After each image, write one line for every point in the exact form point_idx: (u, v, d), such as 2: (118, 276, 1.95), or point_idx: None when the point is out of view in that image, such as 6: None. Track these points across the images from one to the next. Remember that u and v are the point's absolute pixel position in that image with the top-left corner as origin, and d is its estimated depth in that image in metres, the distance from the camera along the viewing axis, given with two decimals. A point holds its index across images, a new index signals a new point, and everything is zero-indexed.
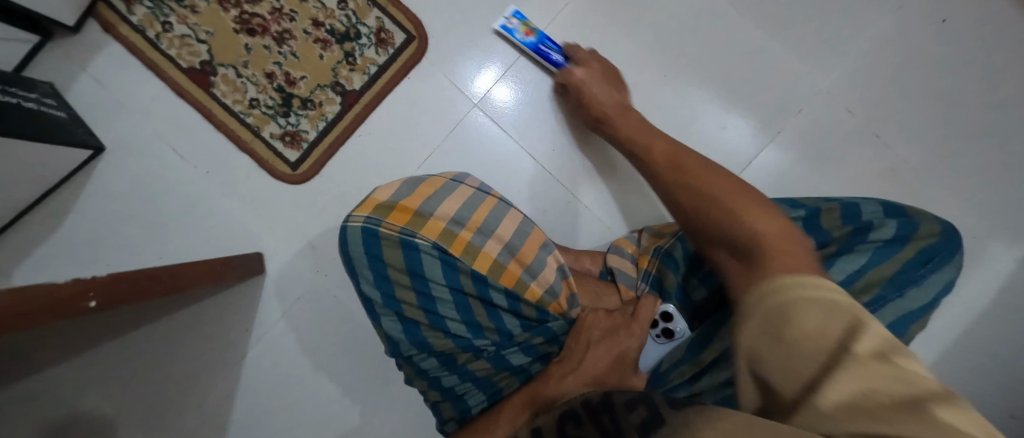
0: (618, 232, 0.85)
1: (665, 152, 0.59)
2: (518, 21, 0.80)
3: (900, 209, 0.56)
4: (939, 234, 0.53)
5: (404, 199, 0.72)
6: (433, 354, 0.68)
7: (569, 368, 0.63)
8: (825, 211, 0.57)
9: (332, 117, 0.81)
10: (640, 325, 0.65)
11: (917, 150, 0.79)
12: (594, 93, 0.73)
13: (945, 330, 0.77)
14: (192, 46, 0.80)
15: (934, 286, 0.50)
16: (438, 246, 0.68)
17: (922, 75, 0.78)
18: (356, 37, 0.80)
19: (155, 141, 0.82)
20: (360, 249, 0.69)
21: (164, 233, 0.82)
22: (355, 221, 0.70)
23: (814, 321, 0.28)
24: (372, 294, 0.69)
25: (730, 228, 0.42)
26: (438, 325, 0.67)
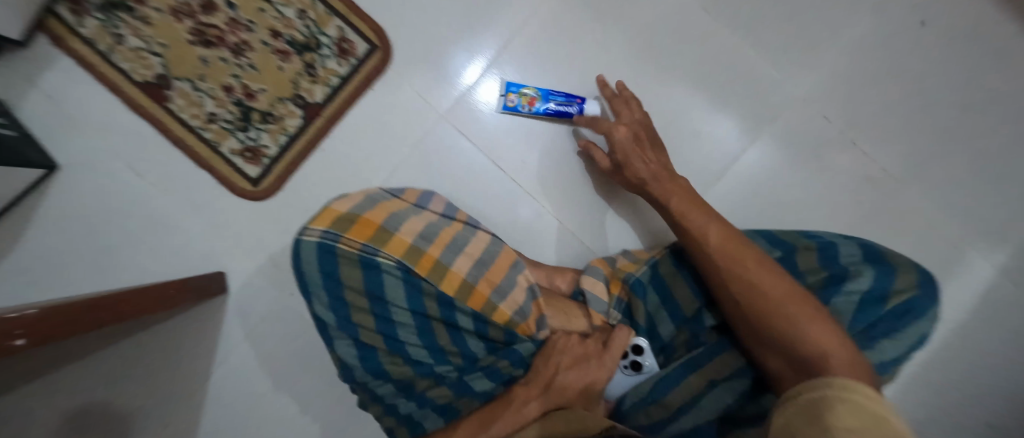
0: (591, 246, 0.82)
1: (728, 244, 0.53)
2: (516, 94, 0.77)
3: (880, 256, 0.56)
4: (917, 288, 0.52)
5: (367, 213, 0.68)
6: (391, 381, 0.64)
7: (531, 395, 0.60)
8: (803, 250, 0.59)
9: (294, 131, 0.78)
10: (613, 355, 0.61)
11: (902, 158, 0.76)
12: (641, 158, 0.65)
13: (932, 342, 0.74)
14: (146, 59, 0.77)
15: (906, 341, 0.50)
16: (401, 265, 0.64)
17: (898, 80, 0.76)
18: (316, 48, 0.78)
19: (112, 158, 0.78)
20: (315, 267, 0.65)
21: (123, 255, 0.78)
22: (311, 236, 0.66)
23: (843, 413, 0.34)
24: (325, 316, 0.65)
25: (795, 338, 0.45)
26: (398, 351, 0.63)
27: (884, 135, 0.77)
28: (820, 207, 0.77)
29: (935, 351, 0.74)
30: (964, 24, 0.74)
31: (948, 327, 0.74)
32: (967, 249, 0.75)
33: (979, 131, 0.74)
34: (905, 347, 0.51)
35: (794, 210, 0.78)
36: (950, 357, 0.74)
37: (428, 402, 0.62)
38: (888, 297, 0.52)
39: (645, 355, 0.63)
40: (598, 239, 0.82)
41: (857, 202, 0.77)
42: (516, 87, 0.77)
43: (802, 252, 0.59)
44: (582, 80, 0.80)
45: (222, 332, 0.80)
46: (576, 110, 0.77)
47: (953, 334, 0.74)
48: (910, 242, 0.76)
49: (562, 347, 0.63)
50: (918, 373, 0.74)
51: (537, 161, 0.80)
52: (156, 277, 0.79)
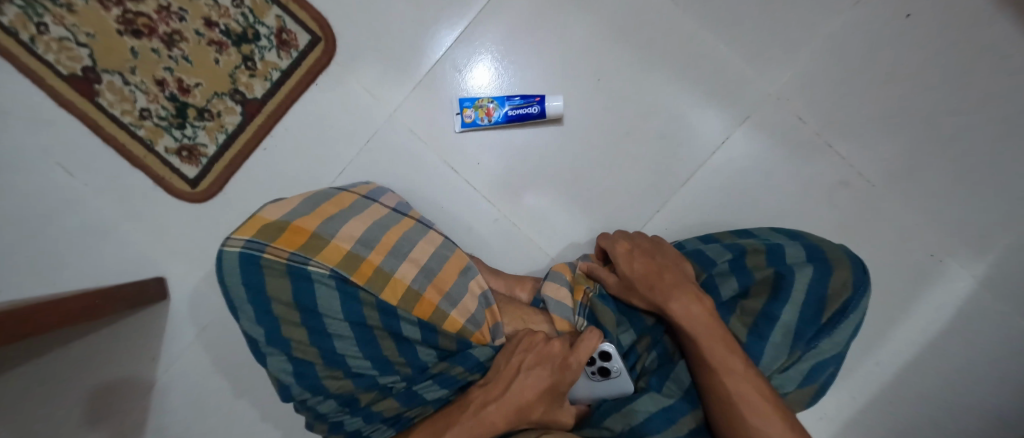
0: (553, 252, 0.76)
1: (731, 357, 0.47)
2: (472, 108, 0.74)
3: (824, 252, 0.53)
4: (851, 286, 0.50)
5: (299, 219, 0.57)
6: (332, 398, 0.53)
7: (490, 396, 0.53)
8: (751, 252, 0.56)
9: (233, 129, 0.74)
10: (578, 361, 0.53)
11: (879, 161, 0.72)
12: (650, 284, 0.54)
13: (902, 355, 0.70)
14: (71, 50, 0.71)
15: (842, 340, 0.50)
16: (337, 273, 0.53)
17: (878, 78, 0.71)
18: (254, 39, 0.73)
19: (41, 156, 0.73)
20: (238, 280, 0.52)
21: (56, 259, 0.73)
22: (233, 246, 0.53)
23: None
24: (252, 332, 0.52)
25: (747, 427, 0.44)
26: (339, 365, 0.53)
27: (860, 136, 0.72)
28: (793, 212, 0.73)
29: (906, 365, 0.70)
30: (951, 16, 0.68)
31: (921, 340, 0.70)
32: (945, 258, 0.70)
33: (962, 133, 0.70)
34: (842, 344, 0.50)
35: (763, 215, 0.74)
36: (923, 371, 0.70)
37: (376, 417, 0.54)
38: (829, 298, 0.50)
39: (614, 360, 0.55)
40: (562, 245, 0.76)
41: (831, 207, 0.72)
42: (470, 100, 0.74)
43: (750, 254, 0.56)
44: (540, 73, 0.75)
45: (165, 340, 0.77)
46: (539, 110, 0.72)
47: (926, 347, 0.70)
48: (885, 250, 0.72)
49: (524, 346, 0.56)
50: (888, 386, 0.71)
51: (493, 162, 0.76)
52: (92, 282, 0.74)
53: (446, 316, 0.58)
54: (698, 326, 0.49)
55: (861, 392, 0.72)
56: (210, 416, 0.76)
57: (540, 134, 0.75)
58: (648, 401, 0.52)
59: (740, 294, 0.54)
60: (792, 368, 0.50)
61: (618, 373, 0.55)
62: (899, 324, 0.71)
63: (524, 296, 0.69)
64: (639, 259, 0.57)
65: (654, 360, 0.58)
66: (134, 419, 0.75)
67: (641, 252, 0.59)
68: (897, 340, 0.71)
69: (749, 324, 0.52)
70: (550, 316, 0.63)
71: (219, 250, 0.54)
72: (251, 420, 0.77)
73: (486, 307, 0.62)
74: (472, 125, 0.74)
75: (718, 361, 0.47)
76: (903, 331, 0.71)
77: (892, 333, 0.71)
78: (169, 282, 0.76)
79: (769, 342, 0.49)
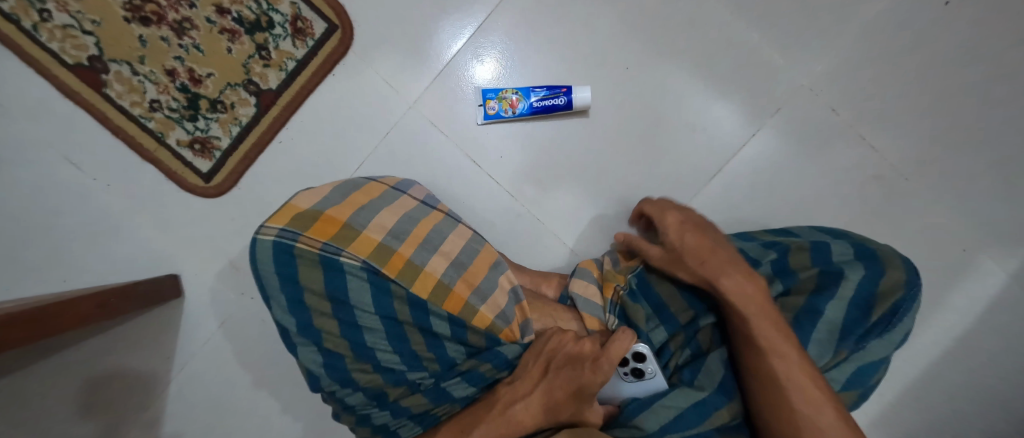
0: (577, 247, 0.75)
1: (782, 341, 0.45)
2: (495, 99, 0.71)
3: (872, 252, 0.52)
4: (905, 287, 0.48)
5: (331, 208, 0.55)
6: (360, 391, 0.52)
7: (518, 394, 0.52)
8: (795, 250, 0.54)
9: (247, 121, 0.71)
10: (612, 360, 0.50)
11: (912, 153, 0.70)
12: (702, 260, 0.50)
13: (933, 352, 0.69)
14: (77, 38, 0.68)
15: (892, 342, 0.49)
16: (369, 266, 0.52)
17: (914, 67, 0.69)
18: (268, 27, 0.70)
19: (47, 149, 0.70)
20: (272, 269, 0.51)
21: (64, 256, 0.71)
22: (266, 235, 0.52)
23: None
24: (285, 321, 0.51)
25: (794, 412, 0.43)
26: (368, 358, 0.51)
27: (894, 129, 0.70)
28: (823, 205, 0.71)
29: (936, 361, 0.69)
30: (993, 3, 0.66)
31: (952, 336, 0.69)
32: (978, 253, 0.69)
33: (1002, 124, 0.67)
34: (891, 346, 0.49)
35: (793, 208, 0.72)
36: (955, 368, 0.68)
37: (403, 412, 0.53)
38: (878, 297, 0.48)
39: (648, 361, 0.54)
40: (587, 240, 0.74)
41: (862, 202, 0.71)
42: (493, 91, 0.71)
43: (793, 252, 0.54)
44: (565, 62, 0.72)
45: (179, 337, 0.75)
46: (565, 101, 0.70)
47: (957, 344, 0.69)
48: (915, 244, 0.70)
49: (554, 344, 0.54)
50: (917, 383, 0.70)
51: (516, 154, 0.73)
52: (103, 280, 0.72)
53: (475, 311, 0.55)
54: (750, 305, 0.47)
55: (889, 389, 0.71)
56: (227, 415, 0.75)
57: (565, 126, 0.73)
58: (678, 397, 0.51)
59: (783, 292, 0.53)
60: (835, 368, 0.49)
61: (653, 375, 0.54)
62: (929, 320, 0.69)
63: (551, 292, 0.68)
64: (690, 232, 0.53)
65: (687, 358, 0.56)
66: (149, 419, 0.73)
67: (690, 223, 0.54)
68: (928, 337, 0.69)
69: (789, 319, 0.50)
70: (580, 314, 0.61)
71: (253, 237, 0.53)
72: (269, 419, 0.75)
73: (516, 303, 0.59)
74: (495, 118, 0.72)
75: (769, 343, 0.45)
76: (934, 327, 0.69)
77: (922, 330, 0.70)
78: (184, 279, 0.74)
79: (813, 338, 0.48)
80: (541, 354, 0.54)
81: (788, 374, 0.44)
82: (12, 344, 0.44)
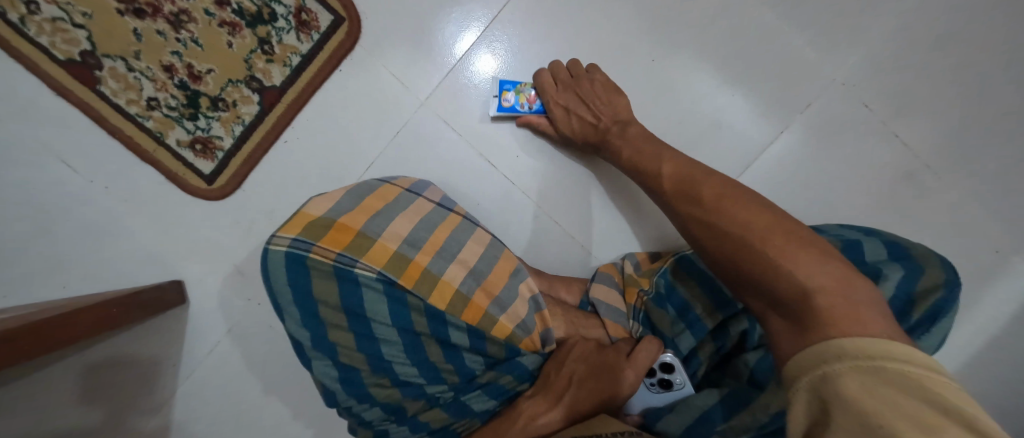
0: (595, 249, 0.72)
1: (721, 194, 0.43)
2: (512, 92, 0.66)
3: (908, 252, 0.51)
4: (943, 286, 0.47)
5: (344, 215, 0.52)
6: (378, 406, 0.50)
7: (541, 409, 0.49)
8: None
9: (250, 120, 0.68)
10: (638, 370, 0.50)
11: (949, 151, 0.67)
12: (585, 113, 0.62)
13: (962, 357, 0.67)
14: (67, 32, 0.64)
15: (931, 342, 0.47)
16: (385, 277, 0.49)
17: (956, 61, 0.65)
18: (270, 19, 0.66)
19: (39, 150, 0.67)
20: (284, 281, 0.49)
21: (62, 263, 0.68)
22: (278, 245, 0.49)
23: (857, 380, 0.26)
24: (298, 335, 0.49)
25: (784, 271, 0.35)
26: (386, 372, 0.49)
27: (932, 126, 0.66)
28: (851, 205, 0.69)
29: (966, 366, 0.67)
30: None
31: (982, 340, 0.67)
32: (1011, 254, 0.66)
33: None
34: (930, 348, 0.47)
35: (821, 209, 0.69)
36: (984, 372, 0.67)
37: (422, 428, 0.50)
38: (916, 298, 0.48)
39: (677, 372, 0.52)
40: (606, 242, 0.72)
41: (893, 202, 0.68)
42: (510, 83, 0.66)
43: None
44: (584, 56, 0.68)
45: (184, 344, 0.72)
46: None
47: (987, 347, 0.67)
48: (946, 246, 0.68)
49: (577, 355, 0.52)
50: None
51: (532, 153, 0.70)
52: (103, 287, 0.69)
53: (495, 322, 0.52)
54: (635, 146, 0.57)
55: None
56: (236, 422, 0.73)
57: None
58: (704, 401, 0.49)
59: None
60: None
61: (682, 386, 0.52)
62: (960, 323, 0.67)
63: (570, 298, 0.65)
64: (573, 116, 0.62)
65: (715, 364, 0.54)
66: (156, 429, 0.71)
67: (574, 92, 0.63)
68: (959, 341, 0.67)
69: None
70: (603, 321, 0.59)
71: (264, 247, 0.50)
72: (279, 427, 0.74)
73: (537, 312, 0.56)
74: (511, 111, 0.66)
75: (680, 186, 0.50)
76: (964, 331, 0.67)
77: (952, 334, 0.67)
78: (188, 285, 0.71)
79: None
80: (562, 364, 0.52)
81: (729, 225, 0.41)
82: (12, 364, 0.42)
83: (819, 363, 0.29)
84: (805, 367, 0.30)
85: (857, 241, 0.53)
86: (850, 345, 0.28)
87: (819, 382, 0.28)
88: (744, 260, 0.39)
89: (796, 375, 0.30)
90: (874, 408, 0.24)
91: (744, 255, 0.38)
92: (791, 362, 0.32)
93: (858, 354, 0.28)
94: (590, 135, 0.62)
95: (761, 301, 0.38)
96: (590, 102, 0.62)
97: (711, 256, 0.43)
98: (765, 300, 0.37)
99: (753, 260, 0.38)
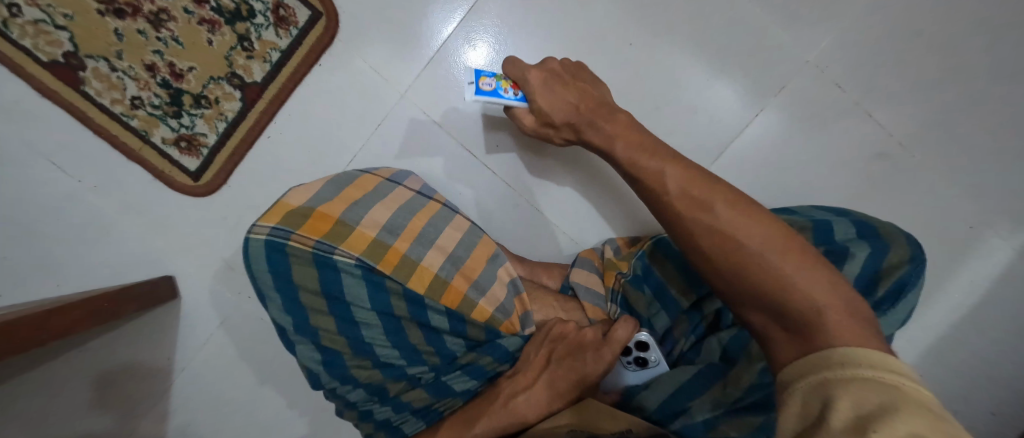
0: (576, 235, 0.73)
1: (719, 194, 0.39)
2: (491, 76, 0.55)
3: (874, 231, 0.52)
4: (909, 262, 0.47)
5: (323, 205, 0.53)
6: (361, 387, 0.51)
7: (521, 386, 0.50)
8: (798, 230, 0.55)
9: (232, 116, 0.69)
10: (613, 350, 0.48)
11: (921, 128, 0.67)
12: (564, 92, 0.55)
13: (937, 329, 0.69)
14: (50, 33, 0.65)
15: (899, 318, 0.47)
16: (363, 263, 0.50)
17: (930, 39, 0.65)
18: (249, 16, 0.67)
19: (29, 152, 0.68)
20: (265, 269, 0.50)
21: (54, 261, 0.70)
22: (258, 234, 0.51)
23: (858, 390, 0.25)
24: (281, 320, 0.50)
25: (789, 281, 0.33)
26: (367, 354, 0.50)
27: (905, 105, 0.67)
28: (826, 185, 0.70)
29: (940, 339, 0.69)
30: None
31: (957, 313, 0.68)
32: (985, 230, 0.67)
33: (1014, 95, 0.65)
34: (896, 324, 0.47)
35: (798, 189, 0.70)
36: (958, 344, 0.68)
37: (405, 407, 0.51)
38: (882, 275, 0.48)
39: (652, 350, 0.52)
40: (587, 228, 0.73)
41: (868, 181, 0.69)
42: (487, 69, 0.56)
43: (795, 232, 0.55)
44: (561, 45, 0.69)
45: (178, 337, 0.74)
46: None
47: (962, 320, 0.68)
48: (922, 222, 0.69)
49: (555, 335, 0.52)
50: (924, 356, 0.69)
51: (512, 141, 0.71)
52: (97, 283, 0.71)
53: (474, 305, 0.54)
54: (617, 133, 0.51)
55: None
56: (231, 411, 0.74)
57: None
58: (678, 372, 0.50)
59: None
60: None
61: (657, 363, 0.52)
62: (937, 297, 0.69)
63: (551, 282, 0.66)
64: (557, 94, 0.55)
65: (692, 344, 0.54)
66: (153, 421, 0.73)
67: (554, 69, 0.58)
68: (934, 314, 0.69)
69: None
70: (581, 303, 0.60)
71: (245, 238, 0.52)
72: (274, 416, 0.75)
73: (515, 295, 0.57)
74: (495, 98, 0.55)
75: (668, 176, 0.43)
76: (940, 305, 0.68)
77: (927, 307, 0.69)
78: (179, 280, 0.73)
79: None
80: (541, 344, 0.52)
81: (739, 236, 0.36)
82: (7, 354, 0.43)
83: (823, 367, 0.28)
84: (805, 371, 0.29)
85: (828, 221, 0.54)
86: (860, 356, 0.27)
87: (817, 385, 0.27)
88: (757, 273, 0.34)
89: (795, 377, 0.29)
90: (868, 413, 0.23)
91: (758, 266, 0.34)
92: (790, 367, 0.30)
93: (867, 365, 0.26)
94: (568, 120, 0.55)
95: (762, 315, 0.35)
96: (569, 82, 0.57)
97: (714, 265, 0.38)
98: (769, 314, 0.34)
99: (767, 273, 0.34)
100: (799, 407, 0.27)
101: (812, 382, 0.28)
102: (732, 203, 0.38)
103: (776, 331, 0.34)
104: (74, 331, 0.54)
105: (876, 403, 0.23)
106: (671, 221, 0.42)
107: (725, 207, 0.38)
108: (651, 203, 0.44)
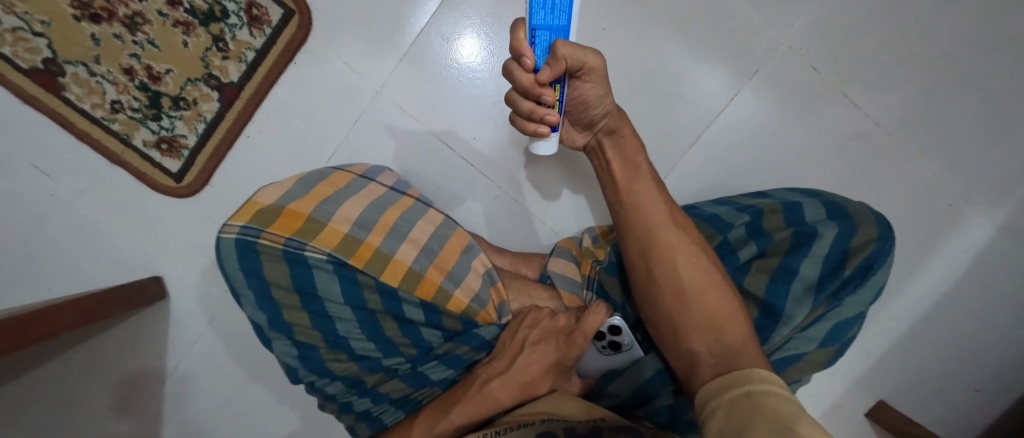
0: (555, 225, 0.74)
1: (682, 233, 0.45)
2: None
3: (845, 208, 0.51)
4: (876, 241, 0.45)
5: (294, 202, 0.54)
6: (338, 380, 0.52)
7: (495, 372, 0.50)
8: (768, 212, 0.54)
9: (211, 117, 0.70)
10: (586, 335, 0.49)
11: (897, 107, 0.67)
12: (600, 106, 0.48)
13: (918, 308, 0.69)
14: (28, 40, 0.65)
15: (867, 297, 0.45)
16: (335, 258, 0.51)
17: (904, 17, 0.65)
18: (222, 16, 0.67)
19: (14, 159, 0.69)
20: (237, 267, 0.51)
21: (43, 266, 0.71)
22: (229, 233, 0.52)
23: (769, 399, 0.30)
24: (256, 317, 0.51)
25: (721, 321, 0.40)
26: (342, 348, 0.51)
27: (879, 86, 0.67)
28: (804, 167, 0.70)
29: (922, 317, 0.69)
30: None
31: (937, 291, 0.68)
32: (965, 207, 0.67)
33: (992, 70, 0.64)
34: (867, 302, 0.46)
35: (776, 173, 0.70)
36: (940, 322, 0.68)
37: (383, 398, 0.52)
38: (851, 254, 0.46)
39: (625, 334, 0.50)
40: (565, 218, 0.73)
41: (846, 161, 0.69)
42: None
43: (767, 214, 0.54)
44: None
45: (170, 337, 0.75)
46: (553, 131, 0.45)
47: (942, 298, 0.68)
48: (899, 201, 0.69)
49: (529, 323, 0.52)
50: (905, 335, 0.69)
51: (487, 133, 0.72)
52: (86, 286, 0.72)
53: (448, 297, 0.54)
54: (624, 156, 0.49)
55: (875, 347, 0.70)
56: (223, 406, 0.76)
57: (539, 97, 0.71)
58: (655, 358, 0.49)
59: (758, 255, 0.52)
60: (813, 326, 0.46)
61: (630, 346, 0.50)
62: (916, 276, 0.69)
63: (530, 272, 0.67)
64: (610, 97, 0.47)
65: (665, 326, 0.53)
66: (147, 419, 0.74)
67: None
68: (914, 293, 0.69)
69: (765, 281, 0.49)
70: (558, 292, 0.60)
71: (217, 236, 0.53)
72: (265, 410, 0.77)
73: (489, 286, 0.58)
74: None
75: (648, 207, 0.46)
76: (919, 283, 0.69)
77: (908, 286, 0.69)
78: (167, 280, 0.74)
79: (789, 297, 0.47)
80: (516, 332, 0.52)
81: (699, 273, 0.43)
82: None
83: (742, 381, 0.33)
84: (722, 390, 0.34)
85: (798, 203, 0.53)
86: (767, 376, 0.33)
87: (737, 396, 0.33)
88: (708, 306, 0.41)
89: (716, 390, 0.35)
90: (780, 417, 0.28)
91: (713, 301, 0.41)
92: (709, 385, 0.36)
93: (769, 381, 0.32)
94: (615, 119, 0.49)
95: (700, 339, 0.40)
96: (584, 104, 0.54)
97: (678, 290, 0.42)
98: (702, 339, 0.40)
99: (719, 309, 0.41)
100: (721, 417, 0.32)
101: (732, 394, 0.33)
102: (689, 243, 0.44)
103: (704, 356, 0.39)
104: (61, 332, 0.55)
105: (783, 410, 0.28)
106: (639, 248, 0.45)
107: (684, 245, 0.44)
108: (625, 227, 0.47)
